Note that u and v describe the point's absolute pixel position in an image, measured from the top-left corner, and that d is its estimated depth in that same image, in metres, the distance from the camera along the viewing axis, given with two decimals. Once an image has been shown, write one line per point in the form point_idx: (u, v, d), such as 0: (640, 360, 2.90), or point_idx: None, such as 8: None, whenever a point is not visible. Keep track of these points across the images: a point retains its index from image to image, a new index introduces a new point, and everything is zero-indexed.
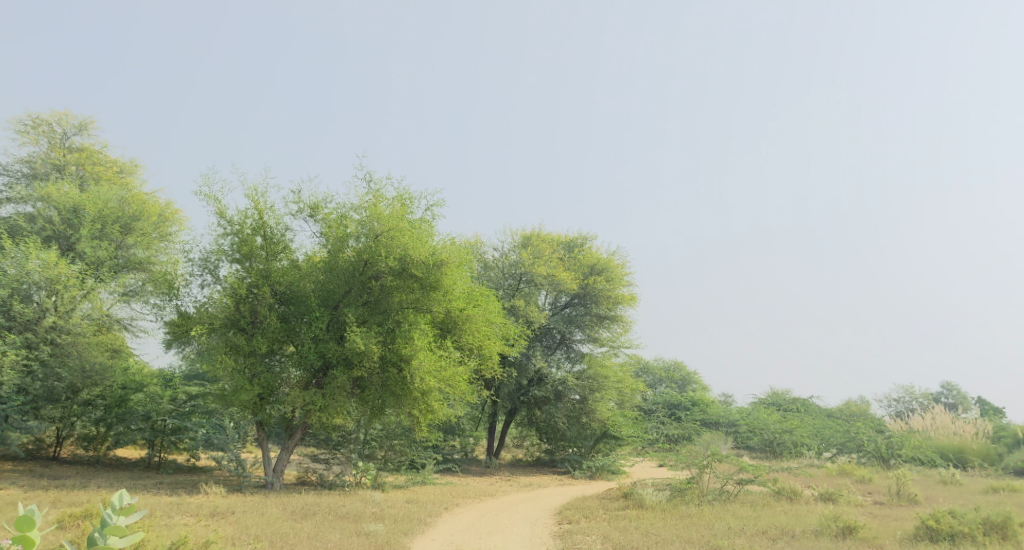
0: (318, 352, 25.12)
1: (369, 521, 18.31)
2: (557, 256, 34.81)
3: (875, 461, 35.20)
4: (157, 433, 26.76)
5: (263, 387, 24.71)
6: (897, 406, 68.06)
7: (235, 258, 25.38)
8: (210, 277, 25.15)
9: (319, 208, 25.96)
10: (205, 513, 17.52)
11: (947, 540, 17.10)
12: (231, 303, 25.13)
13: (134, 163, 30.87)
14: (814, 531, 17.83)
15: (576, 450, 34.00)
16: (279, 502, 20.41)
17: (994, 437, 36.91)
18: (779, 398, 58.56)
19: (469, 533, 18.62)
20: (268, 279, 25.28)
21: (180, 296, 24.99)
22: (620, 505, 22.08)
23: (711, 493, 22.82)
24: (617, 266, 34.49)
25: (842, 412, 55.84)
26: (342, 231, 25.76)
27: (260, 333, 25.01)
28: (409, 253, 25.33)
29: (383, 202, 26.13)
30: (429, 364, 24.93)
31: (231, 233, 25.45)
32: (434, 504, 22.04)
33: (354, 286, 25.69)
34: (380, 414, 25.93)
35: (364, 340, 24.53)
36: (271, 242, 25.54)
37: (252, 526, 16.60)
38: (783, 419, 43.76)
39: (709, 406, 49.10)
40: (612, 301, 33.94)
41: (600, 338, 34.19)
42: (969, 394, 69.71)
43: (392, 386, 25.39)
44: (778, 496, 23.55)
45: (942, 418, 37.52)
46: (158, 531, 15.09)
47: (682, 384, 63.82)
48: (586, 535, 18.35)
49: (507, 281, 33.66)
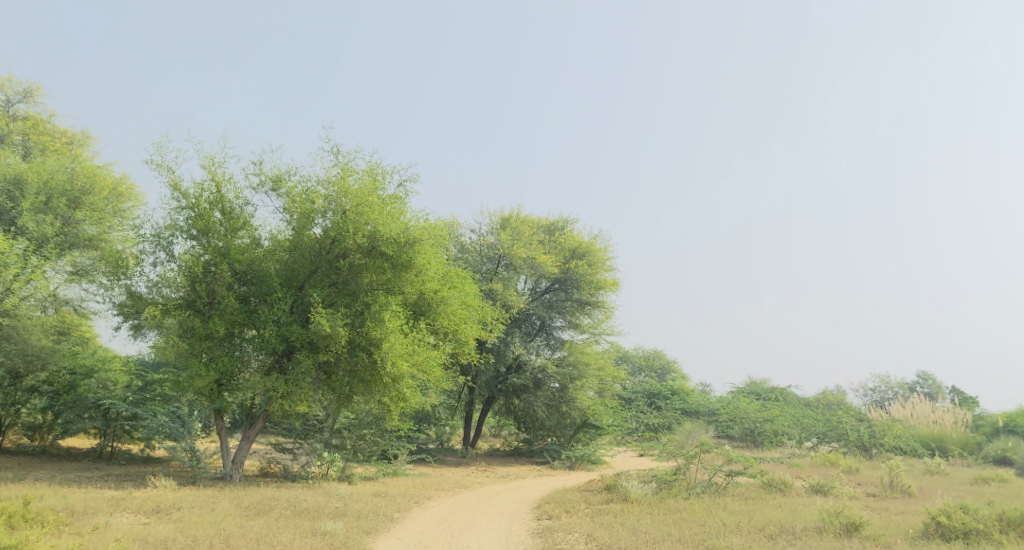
0: (280, 336, 23.38)
1: (328, 518, 16.69)
2: (537, 238, 33.28)
3: (857, 450, 34.12)
4: (110, 421, 24.66)
5: (221, 372, 23.06)
6: (874, 394, 67.31)
7: (190, 234, 23.61)
8: (163, 254, 23.37)
9: (281, 181, 24.28)
10: (148, 510, 15.83)
11: (961, 538, 15.85)
12: (186, 284, 23.47)
13: (85, 132, 28.97)
14: (816, 528, 16.47)
15: (556, 439, 32.49)
16: (234, 496, 18.78)
17: (974, 426, 36.05)
18: (757, 387, 57.39)
19: (439, 532, 17.02)
20: (226, 257, 23.59)
21: (131, 276, 23.22)
22: (604, 499, 20.65)
23: (699, 485, 21.34)
24: (600, 250, 33.05)
25: (820, 401, 54.98)
26: (308, 206, 23.97)
27: (217, 315, 23.24)
28: (379, 229, 23.67)
29: (352, 176, 24.44)
30: (401, 347, 23.21)
31: (187, 207, 23.71)
32: (403, 499, 20.52)
33: (319, 265, 24.04)
34: (348, 402, 24.31)
35: (329, 322, 22.78)
36: (229, 218, 23.87)
37: (194, 525, 14.97)
38: (763, 407, 42.58)
39: (688, 394, 47.83)
40: (594, 286, 32.49)
41: (582, 325, 32.75)
42: (944, 384, 69.13)
43: (361, 371, 23.71)
44: (768, 488, 22.28)
45: (921, 406, 36.38)
46: (61, 538, 13.54)
47: (662, 373, 62.67)
48: (568, 533, 16.86)
49: (485, 265, 32.03)
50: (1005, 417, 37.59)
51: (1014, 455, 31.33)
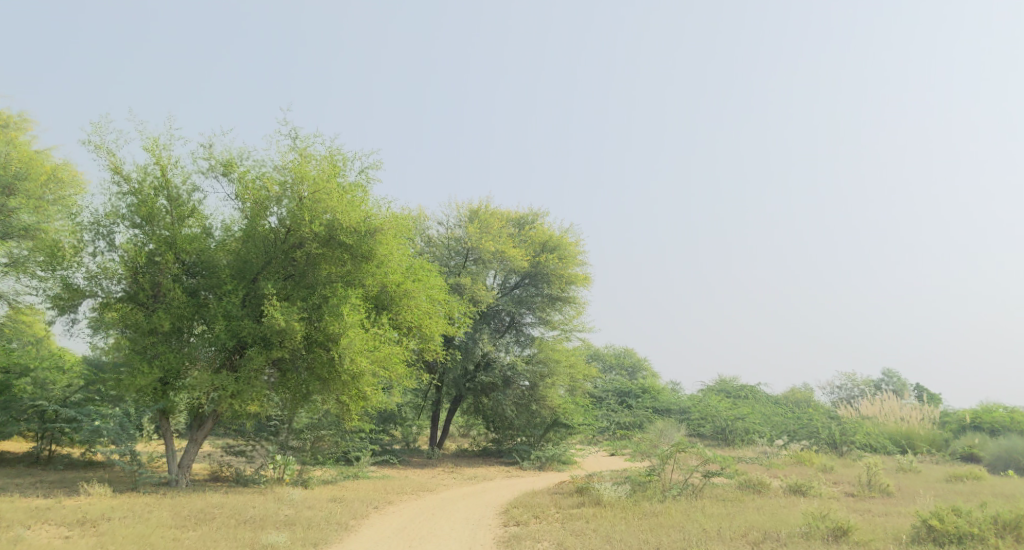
0: (230, 332, 21.84)
1: (274, 528, 15.36)
2: (507, 232, 31.95)
3: (828, 447, 33.36)
4: (47, 424, 23.15)
5: (166, 370, 21.55)
6: (840, 392, 67.03)
7: (133, 222, 22.02)
8: (103, 243, 21.82)
9: (233, 165, 22.73)
10: (71, 522, 14.63)
11: (955, 543, 14.86)
12: (128, 275, 21.85)
13: (23, 116, 27.17)
14: (801, 534, 15.40)
15: (526, 439, 31.20)
16: (174, 504, 17.38)
17: (941, 423, 35.55)
18: (727, 385, 56.59)
19: (396, 541, 15.72)
20: (172, 247, 22.03)
21: (68, 267, 21.69)
22: (576, 502, 19.45)
23: (675, 487, 20.24)
24: (571, 244, 31.88)
25: (789, 399, 54.42)
26: (262, 193, 22.44)
27: (162, 309, 21.72)
28: (338, 218, 22.26)
29: (310, 161, 22.99)
30: (360, 343, 21.65)
31: (129, 192, 22.12)
32: (360, 504, 19.16)
33: (274, 257, 22.62)
34: (305, 401, 22.77)
35: (284, 316, 21.28)
36: (176, 205, 22.30)
37: (119, 542, 13.66)
38: (734, 405, 41.69)
39: (659, 393, 46.85)
40: (565, 281, 31.35)
41: (552, 321, 31.53)
42: (909, 381, 69.08)
43: (318, 369, 22.19)
44: (745, 489, 21.27)
45: (890, 403, 35.67)
46: None
47: (632, 371, 61.61)
48: (536, 541, 15.62)
49: (453, 259, 30.68)
50: (972, 414, 37.00)
51: (982, 451, 30.68)
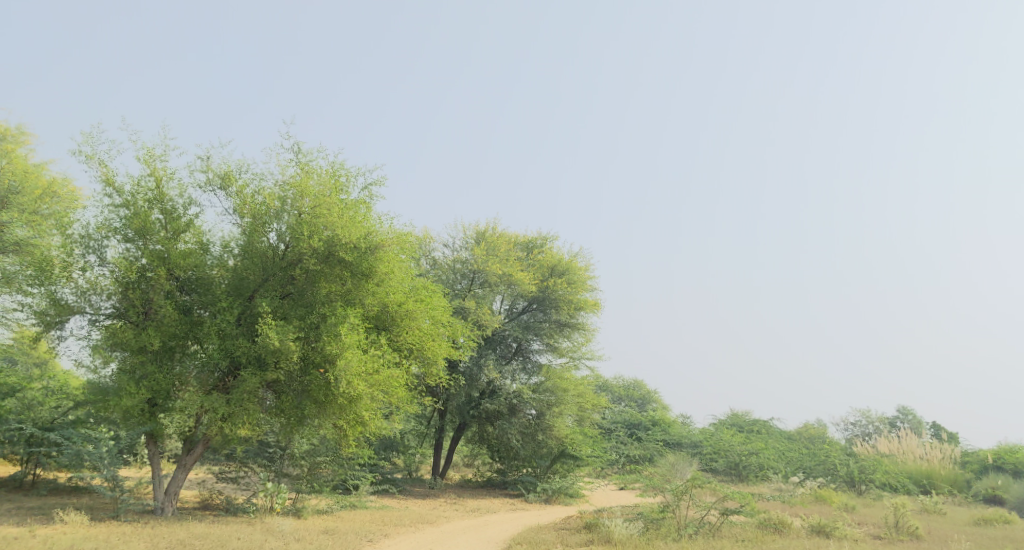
0: (224, 351, 20.85)
1: None
2: (514, 255, 30.86)
3: (845, 486, 31.89)
4: (32, 447, 22.12)
5: (155, 391, 20.46)
6: (854, 429, 65.30)
7: (126, 236, 21.08)
8: (94, 258, 20.90)
9: (231, 179, 21.76)
10: None
11: None
12: (118, 291, 20.85)
13: (21, 128, 26.45)
14: None
15: (532, 470, 29.88)
16: (154, 534, 16.32)
17: (961, 463, 34.04)
18: (739, 419, 55.01)
19: None
20: (166, 262, 20.99)
21: (56, 283, 20.75)
22: (583, 540, 18.16)
23: (691, 525, 18.91)
24: (580, 269, 30.76)
25: (802, 435, 52.82)
26: (261, 209, 21.47)
27: (153, 326, 20.69)
28: (338, 235, 21.27)
29: (311, 176, 22.04)
30: (358, 365, 20.47)
31: (123, 206, 21.21)
32: (354, 537, 17.91)
33: (272, 274, 21.61)
34: (300, 426, 21.58)
35: (279, 335, 20.21)
36: (171, 218, 21.37)
37: None
38: (747, 440, 40.15)
39: (670, 425, 45.39)
40: (574, 307, 30.21)
41: (561, 348, 30.42)
42: (924, 420, 67.22)
43: (314, 392, 20.98)
44: (764, 528, 19.94)
45: (909, 440, 34.18)
46: None
47: (642, 404, 60.04)
48: None
49: (459, 282, 29.62)
50: (994, 453, 35.43)
51: (1006, 493, 29.19)
